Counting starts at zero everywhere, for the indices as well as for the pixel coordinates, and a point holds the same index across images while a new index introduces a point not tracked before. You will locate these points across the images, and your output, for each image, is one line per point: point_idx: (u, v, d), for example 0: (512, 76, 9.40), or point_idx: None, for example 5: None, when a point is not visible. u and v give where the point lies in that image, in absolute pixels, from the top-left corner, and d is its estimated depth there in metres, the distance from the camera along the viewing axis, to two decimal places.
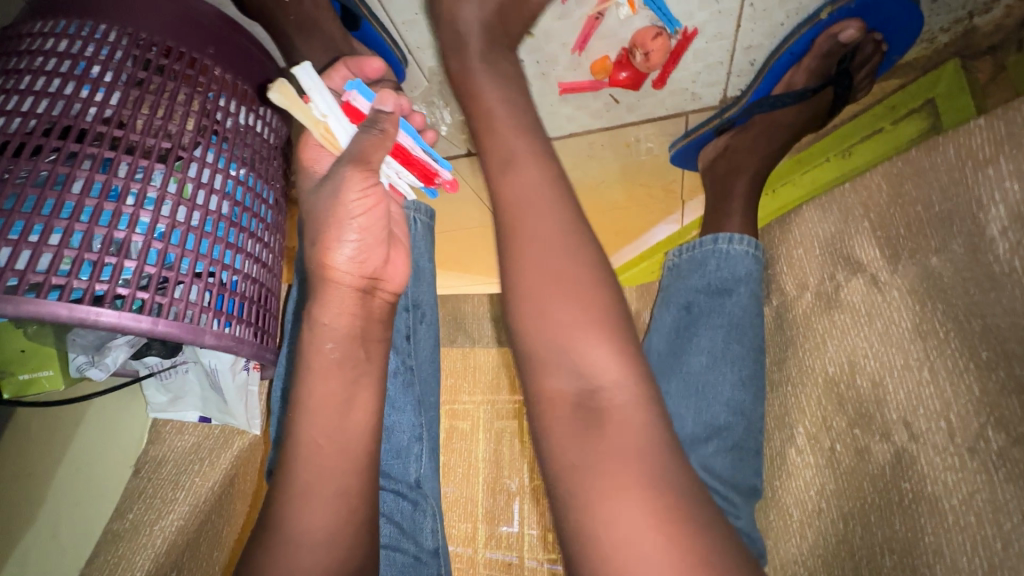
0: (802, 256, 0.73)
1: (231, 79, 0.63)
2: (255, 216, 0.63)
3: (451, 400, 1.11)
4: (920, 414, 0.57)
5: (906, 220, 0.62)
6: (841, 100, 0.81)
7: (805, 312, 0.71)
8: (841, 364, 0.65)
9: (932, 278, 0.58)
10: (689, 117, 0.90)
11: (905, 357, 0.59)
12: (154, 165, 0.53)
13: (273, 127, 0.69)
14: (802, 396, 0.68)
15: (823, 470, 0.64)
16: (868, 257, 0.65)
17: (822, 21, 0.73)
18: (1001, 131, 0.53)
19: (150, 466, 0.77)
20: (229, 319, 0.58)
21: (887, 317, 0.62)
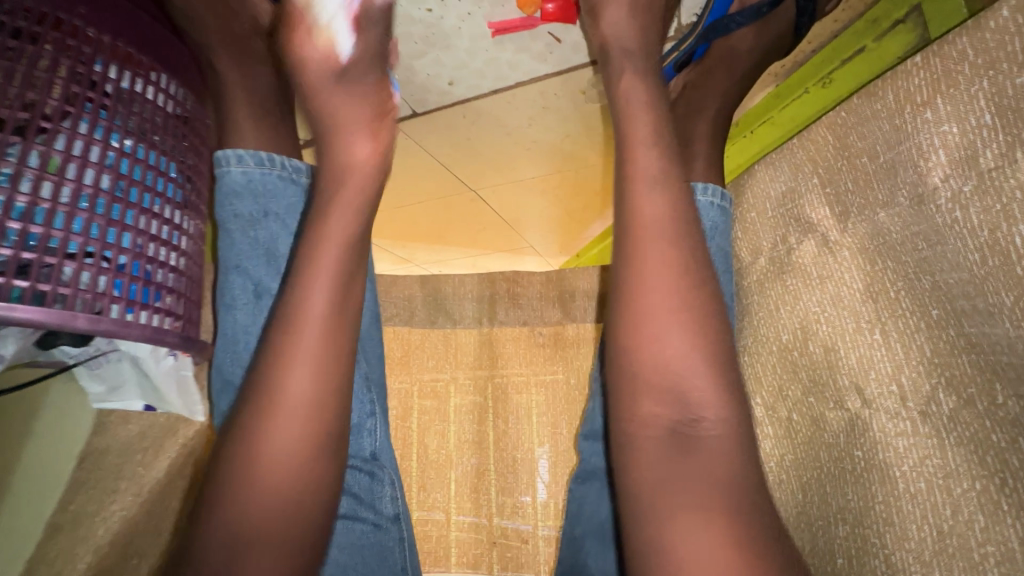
0: (755, 220, 0.73)
1: (111, 41, 0.57)
2: (150, 192, 0.59)
3: (434, 382, 1.09)
4: (871, 378, 0.56)
5: (854, 174, 0.61)
6: (806, 18, 0.71)
7: (759, 277, 0.71)
8: (795, 331, 0.65)
9: (880, 236, 0.57)
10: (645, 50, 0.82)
11: (856, 320, 0.58)
12: (10, 138, 0.49)
13: (174, 97, 0.64)
14: (758, 365, 0.69)
15: (781, 441, 0.66)
16: (820, 218, 0.64)
17: None
18: (937, 68, 0.54)
19: (93, 457, 0.75)
20: (121, 303, 0.55)
21: (838, 282, 0.60)
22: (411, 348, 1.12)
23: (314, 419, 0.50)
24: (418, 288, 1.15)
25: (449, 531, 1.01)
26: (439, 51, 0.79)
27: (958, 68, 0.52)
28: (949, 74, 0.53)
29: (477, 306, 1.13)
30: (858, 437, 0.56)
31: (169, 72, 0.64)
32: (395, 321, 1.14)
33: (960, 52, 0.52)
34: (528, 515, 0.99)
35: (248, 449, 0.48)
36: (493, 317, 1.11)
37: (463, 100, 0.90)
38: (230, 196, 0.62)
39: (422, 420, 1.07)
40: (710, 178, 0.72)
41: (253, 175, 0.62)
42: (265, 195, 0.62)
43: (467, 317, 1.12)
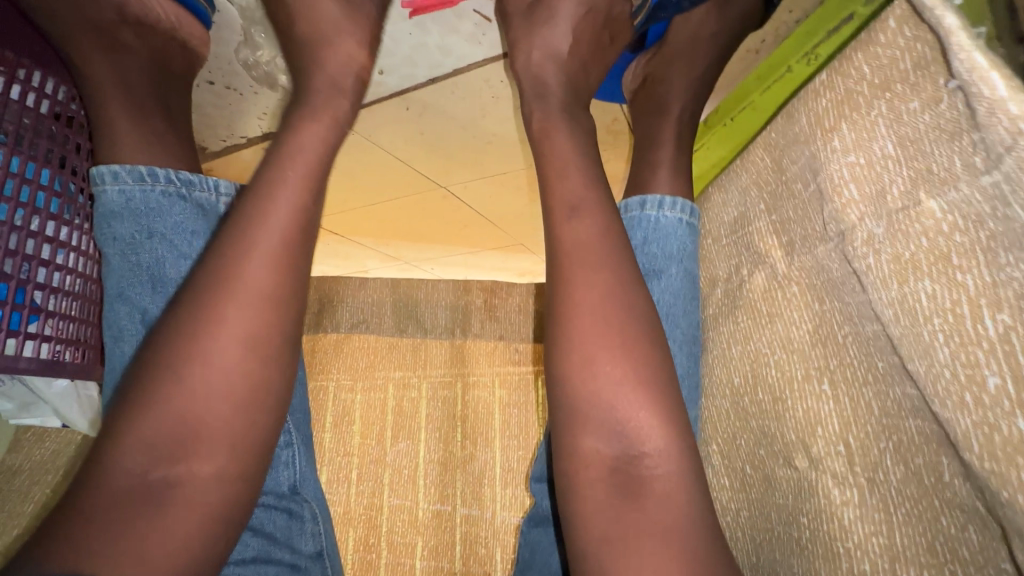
0: (710, 247, 0.64)
1: None
2: (25, 208, 0.55)
3: (397, 395, 0.97)
4: (818, 434, 0.48)
5: (794, 202, 0.54)
6: None
7: (716, 310, 0.61)
8: (746, 374, 0.56)
9: (823, 272, 0.49)
10: None
11: (804, 366, 0.50)
12: None
13: (56, 100, 0.59)
14: (714, 409, 0.60)
15: (737, 494, 0.56)
16: (769, 247, 0.56)
17: None
18: (840, 90, 0.50)
19: (5, 476, 0.73)
20: None
21: (785, 322, 0.52)
22: (377, 357, 0.99)
23: (231, 428, 0.45)
24: (389, 293, 1.02)
25: (404, 561, 0.88)
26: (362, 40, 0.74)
27: (858, 94, 0.48)
28: (851, 96, 0.49)
29: (449, 314, 1.01)
30: (799, 500, 0.49)
31: (52, 72, 0.60)
32: (363, 327, 1.01)
33: (857, 70, 0.49)
34: (486, 554, 0.87)
35: (155, 455, 0.42)
36: (467, 327, 1.00)
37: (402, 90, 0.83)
38: (113, 221, 0.54)
39: (372, 446, 0.94)
40: (675, 189, 0.61)
41: (132, 193, 0.54)
42: (146, 215, 0.54)
43: (439, 326, 1.01)
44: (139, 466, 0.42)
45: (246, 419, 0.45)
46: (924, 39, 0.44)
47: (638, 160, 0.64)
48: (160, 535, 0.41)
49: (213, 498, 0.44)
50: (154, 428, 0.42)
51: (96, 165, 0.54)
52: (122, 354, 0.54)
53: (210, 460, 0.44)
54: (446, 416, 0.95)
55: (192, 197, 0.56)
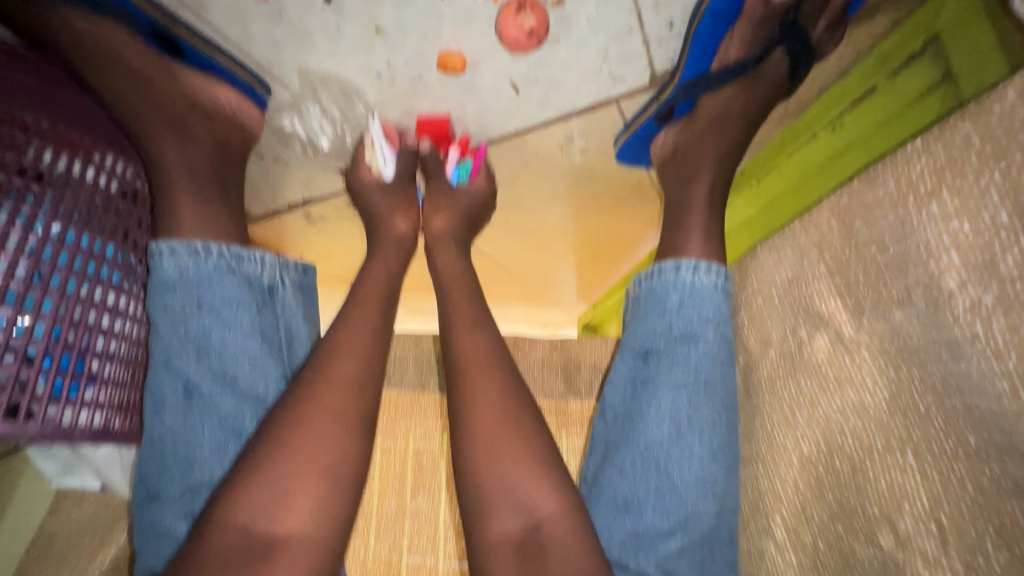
0: (762, 306, 0.62)
1: (53, 128, 0.58)
2: (86, 279, 0.58)
3: (419, 455, 0.93)
4: (905, 511, 0.45)
5: (864, 267, 0.52)
6: (802, 65, 0.60)
7: (770, 373, 0.59)
8: (816, 442, 0.53)
9: (900, 338, 0.48)
10: (621, 104, 0.69)
11: (885, 438, 0.47)
12: None
13: (119, 177, 0.63)
14: (775, 479, 0.56)
15: (808, 575, 0.52)
16: (833, 311, 0.54)
17: None
18: (941, 155, 0.46)
19: (43, 540, 0.72)
20: (45, 399, 0.53)
21: (857, 390, 0.50)
22: (398, 414, 0.95)
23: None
24: (414, 351, 0.97)
25: None
26: None
27: (963, 158, 0.45)
28: (953, 163, 0.45)
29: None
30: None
31: (119, 153, 0.64)
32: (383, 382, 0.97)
33: (964, 140, 0.45)
34: None
35: None
36: None
37: None
38: (167, 295, 0.55)
39: (396, 506, 0.90)
40: (703, 251, 0.61)
41: (188, 266, 0.56)
42: (196, 286, 0.56)
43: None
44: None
45: (296, 575, 0.46)
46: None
47: (672, 223, 0.64)
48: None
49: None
50: None
51: (155, 242, 0.56)
52: (161, 424, 0.54)
53: None
54: (469, 477, 0.90)
55: (239, 269, 0.58)
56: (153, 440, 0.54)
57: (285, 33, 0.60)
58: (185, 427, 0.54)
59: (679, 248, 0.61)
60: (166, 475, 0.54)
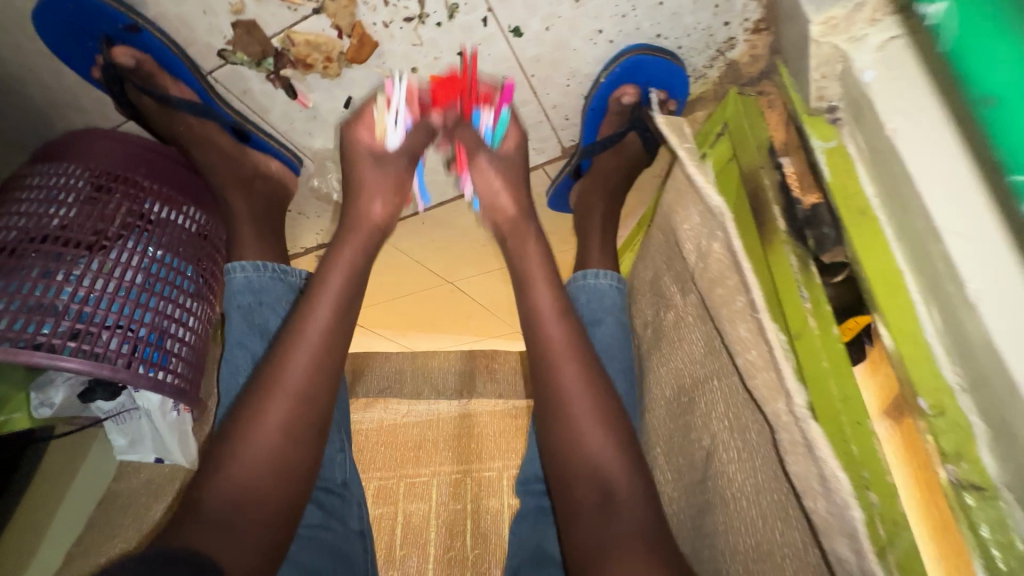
0: (641, 299, 0.91)
1: (160, 188, 0.87)
2: (174, 286, 0.84)
3: (416, 449, 1.15)
4: (713, 417, 0.69)
5: (677, 261, 0.80)
6: (650, 141, 0.91)
7: (647, 346, 0.88)
8: (673, 385, 0.79)
9: (701, 307, 0.74)
10: (546, 168, 0.99)
11: (699, 368, 0.73)
12: (84, 254, 0.77)
13: (197, 221, 0.91)
14: (656, 419, 0.83)
15: (676, 484, 0.76)
16: (672, 295, 0.81)
17: (602, 86, 0.82)
18: (674, 189, 0.76)
19: (110, 498, 0.94)
20: (143, 362, 0.78)
21: (687, 343, 0.76)
22: (400, 419, 1.19)
23: (283, 446, 0.57)
24: (407, 364, 1.27)
25: None
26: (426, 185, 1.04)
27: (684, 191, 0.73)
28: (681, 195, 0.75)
29: (459, 378, 1.25)
30: (711, 469, 0.69)
31: (198, 205, 0.92)
32: (387, 393, 1.23)
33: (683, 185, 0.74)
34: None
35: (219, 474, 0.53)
36: (472, 389, 1.22)
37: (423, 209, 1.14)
38: (238, 292, 0.79)
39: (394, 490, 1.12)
40: (602, 264, 0.88)
41: (252, 277, 0.80)
42: (258, 291, 0.80)
43: (449, 389, 1.23)
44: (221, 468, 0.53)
45: (292, 447, 0.57)
46: None
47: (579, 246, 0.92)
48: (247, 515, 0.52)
49: (275, 507, 0.55)
50: (230, 459, 0.54)
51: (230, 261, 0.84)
52: (233, 383, 0.74)
53: (266, 476, 0.55)
54: (456, 466, 1.12)
55: (287, 278, 0.82)
56: (226, 393, 0.74)
57: (316, 126, 0.90)
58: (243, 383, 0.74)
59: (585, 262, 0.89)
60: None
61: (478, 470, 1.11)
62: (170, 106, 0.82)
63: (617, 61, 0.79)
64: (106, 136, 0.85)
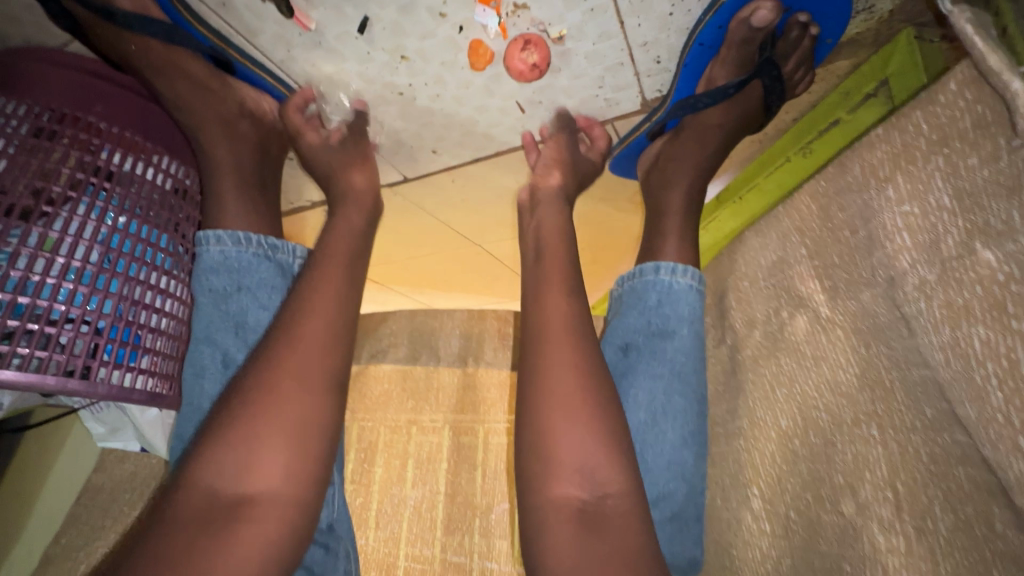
0: (748, 289, 0.70)
1: (120, 131, 0.67)
2: (139, 263, 0.65)
3: (411, 420, 0.92)
4: (866, 479, 0.50)
5: (839, 249, 0.58)
6: (776, 96, 0.65)
7: (754, 352, 0.66)
8: (794, 417, 0.59)
9: (868, 317, 0.54)
10: (614, 125, 0.75)
11: (854, 410, 0.53)
12: (17, 224, 0.58)
13: (171, 175, 0.71)
14: (755, 452, 0.63)
15: (779, 541, 0.58)
16: (810, 293, 0.60)
17: (728, 4, 0.58)
18: (896, 142, 0.52)
19: (90, 492, 0.82)
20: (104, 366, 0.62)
21: (831, 366, 0.56)
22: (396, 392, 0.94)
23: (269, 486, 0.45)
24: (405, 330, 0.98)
25: None
26: (458, 136, 0.79)
27: (916, 143, 0.50)
28: (908, 148, 0.51)
29: (462, 343, 0.96)
30: (857, 551, 0.50)
31: (172, 154, 0.72)
32: (380, 359, 0.97)
33: (915, 127, 0.50)
34: None
35: None
36: (479, 355, 0.93)
37: (453, 167, 0.86)
38: (209, 280, 0.62)
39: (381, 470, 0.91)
40: (680, 256, 0.66)
41: (229, 253, 0.63)
42: (238, 271, 0.63)
43: (450, 354, 0.95)
44: (158, 556, 0.40)
45: (280, 532, 0.45)
46: (982, 103, 0.45)
47: (653, 228, 0.69)
48: (232, 539, 0.42)
49: None
50: (187, 516, 0.42)
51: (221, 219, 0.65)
52: (201, 390, 0.61)
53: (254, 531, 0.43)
54: (460, 448, 0.88)
55: (275, 257, 0.65)
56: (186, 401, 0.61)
57: (322, 57, 0.67)
58: (221, 391, 0.60)
59: (662, 250, 0.68)
60: (202, 438, 0.60)
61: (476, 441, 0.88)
62: (119, 24, 0.61)
63: None
64: (45, 57, 0.66)
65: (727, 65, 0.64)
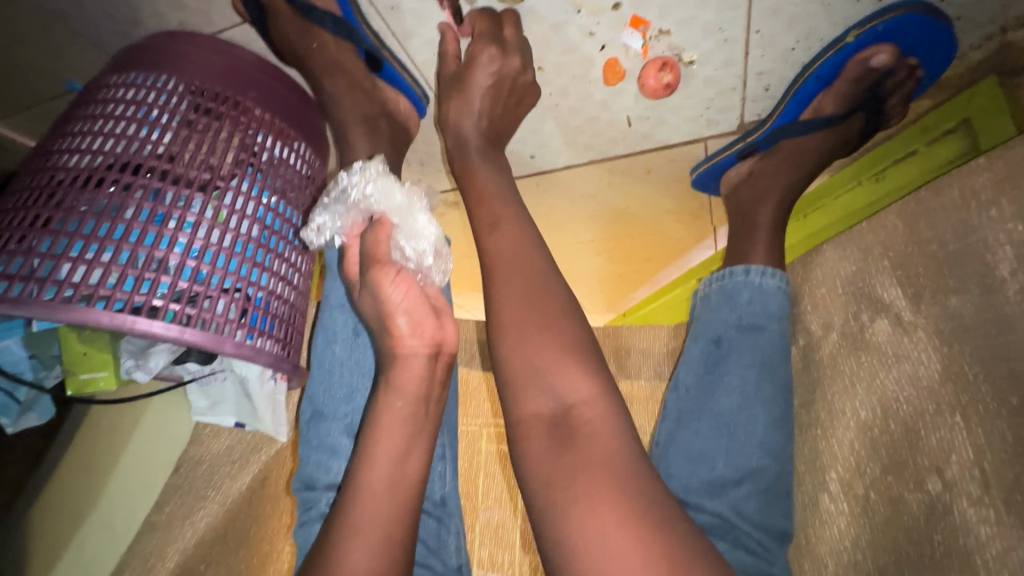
0: (826, 295, 0.75)
1: (271, 117, 0.72)
2: (282, 239, 0.69)
3: (485, 424, 0.88)
4: (952, 460, 0.56)
5: (926, 261, 0.65)
6: (871, 126, 0.75)
7: (832, 351, 0.72)
8: (873, 408, 0.65)
9: (954, 319, 0.60)
10: (708, 142, 0.83)
11: (935, 402, 0.59)
12: (195, 195, 0.61)
13: (306, 160, 0.76)
14: (833, 440, 0.68)
15: (857, 519, 0.63)
16: (893, 298, 0.67)
17: (849, 45, 0.66)
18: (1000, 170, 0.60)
19: (189, 464, 0.85)
20: (253, 332, 0.63)
21: (914, 361, 0.62)
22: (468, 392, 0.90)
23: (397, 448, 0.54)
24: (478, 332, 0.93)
25: None
26: (560, 143, 0.86)
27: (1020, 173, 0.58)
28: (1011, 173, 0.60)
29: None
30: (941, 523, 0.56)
31: (306, 140, 0.77)
32: None
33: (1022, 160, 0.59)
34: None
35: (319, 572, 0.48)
36: None
37: (544, 171, 0.93)
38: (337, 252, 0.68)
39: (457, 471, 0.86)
40: (767, 260, 0.74)
41: None
42: None
43: None
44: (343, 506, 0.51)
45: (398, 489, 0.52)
46: None
47: (745, 237, 0.77)
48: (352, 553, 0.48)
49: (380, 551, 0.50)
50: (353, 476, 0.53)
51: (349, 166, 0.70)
52: (333, 355, 0.67)
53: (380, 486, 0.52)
54: None
55: None
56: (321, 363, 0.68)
57: None
58: (353, 357, 0.67)
59: (749, 256, 0.74)
60: (332, 398, 0.66)
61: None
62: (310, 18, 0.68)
63: (885, 17, 0.63)
64: (195, 41, 0.69)
65: (835, 98, 0.73)
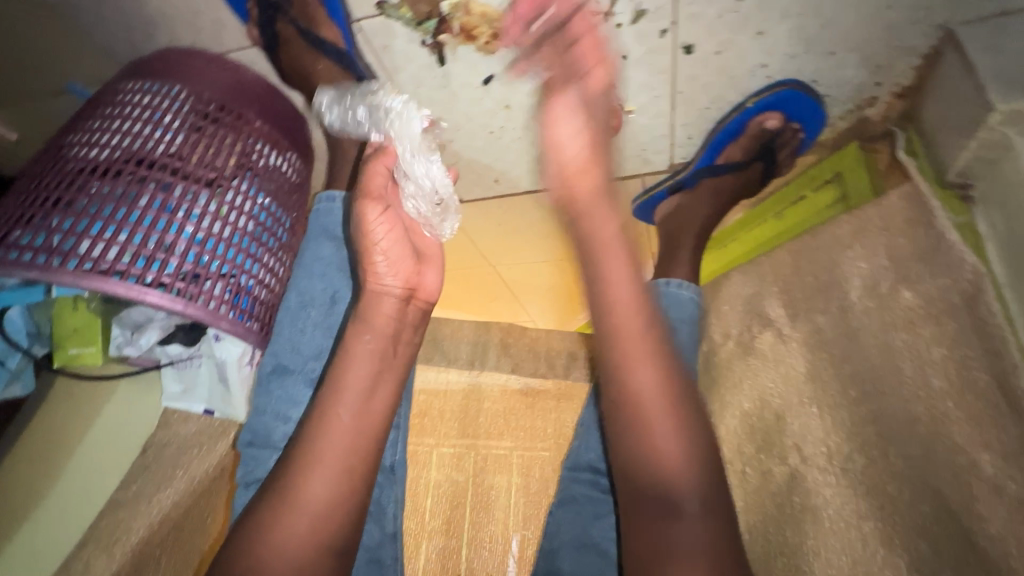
0: (727, 311, 0.92)
1: (269, 129, 0.81)
2: (273, 235, 0.77)
3: (416, 414, 0.91)
4: (810, 439, 0.70)
5: (804, 286, 0.82)
6: (767, 175, 0.94)
7: (729, 355, 0.87)
8: (756, 400, 0.79)
9: (821, 333, 0.76)
10: (644, 177, 0.99)
11: (801, 395, 0.74)
12: (201, 190, 0.70)
13: (295, 167, 0.85)
14: (725, 426, 0.82)
15: (738, 490, 0.77)
16: (777, 316, 0.83)
17: (748, 109, 0.85)
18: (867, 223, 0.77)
19: (155, 447, 0.88)
20: (242, 313, 0.71)
21: (789, 364, 0.77)
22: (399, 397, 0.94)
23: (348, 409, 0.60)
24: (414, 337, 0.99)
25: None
26: (520, 170, 1.00)
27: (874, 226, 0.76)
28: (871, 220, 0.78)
29: (471, 349, 0.97)
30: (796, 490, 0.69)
31: (296, 150, 0.86)
32: None
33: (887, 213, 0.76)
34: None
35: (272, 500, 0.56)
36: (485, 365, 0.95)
37: (505, 195, 1.07)
38: (327, 224, 0.76)
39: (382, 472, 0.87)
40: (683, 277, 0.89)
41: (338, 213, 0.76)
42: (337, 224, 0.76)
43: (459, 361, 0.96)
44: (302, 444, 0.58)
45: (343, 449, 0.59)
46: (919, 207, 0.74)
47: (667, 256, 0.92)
48: (307, 486, 0.56)
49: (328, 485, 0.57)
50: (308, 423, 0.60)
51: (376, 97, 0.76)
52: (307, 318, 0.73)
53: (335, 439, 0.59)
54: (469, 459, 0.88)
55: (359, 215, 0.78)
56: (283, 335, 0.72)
57: (442, 97, 0.86)
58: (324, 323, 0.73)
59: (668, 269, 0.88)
60: (298, 355, 0.71)
61: (482, 443, 0.89)
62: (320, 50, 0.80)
63: (774, 90, 0.81)
64: (203, 57, 0.78)
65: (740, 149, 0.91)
